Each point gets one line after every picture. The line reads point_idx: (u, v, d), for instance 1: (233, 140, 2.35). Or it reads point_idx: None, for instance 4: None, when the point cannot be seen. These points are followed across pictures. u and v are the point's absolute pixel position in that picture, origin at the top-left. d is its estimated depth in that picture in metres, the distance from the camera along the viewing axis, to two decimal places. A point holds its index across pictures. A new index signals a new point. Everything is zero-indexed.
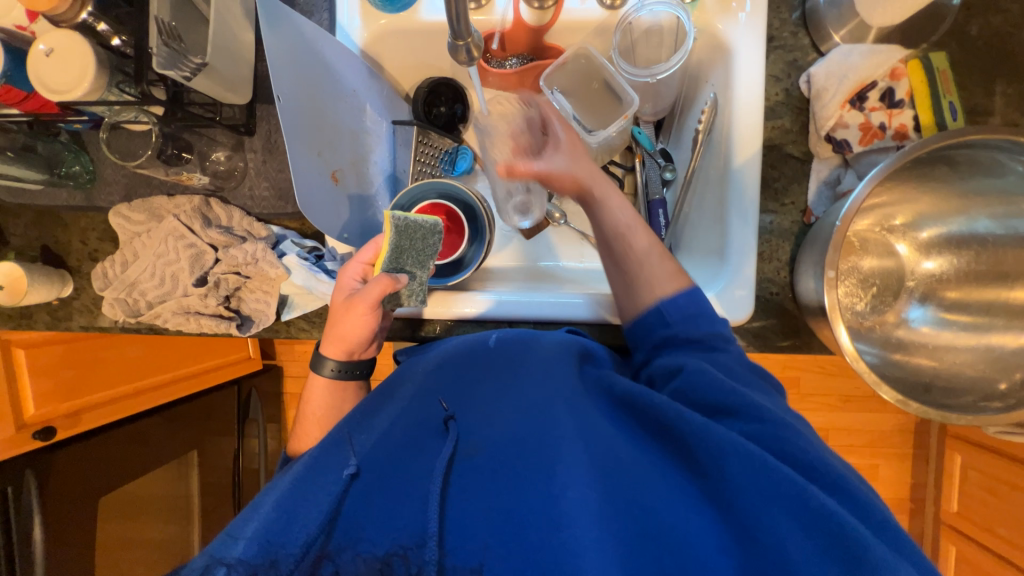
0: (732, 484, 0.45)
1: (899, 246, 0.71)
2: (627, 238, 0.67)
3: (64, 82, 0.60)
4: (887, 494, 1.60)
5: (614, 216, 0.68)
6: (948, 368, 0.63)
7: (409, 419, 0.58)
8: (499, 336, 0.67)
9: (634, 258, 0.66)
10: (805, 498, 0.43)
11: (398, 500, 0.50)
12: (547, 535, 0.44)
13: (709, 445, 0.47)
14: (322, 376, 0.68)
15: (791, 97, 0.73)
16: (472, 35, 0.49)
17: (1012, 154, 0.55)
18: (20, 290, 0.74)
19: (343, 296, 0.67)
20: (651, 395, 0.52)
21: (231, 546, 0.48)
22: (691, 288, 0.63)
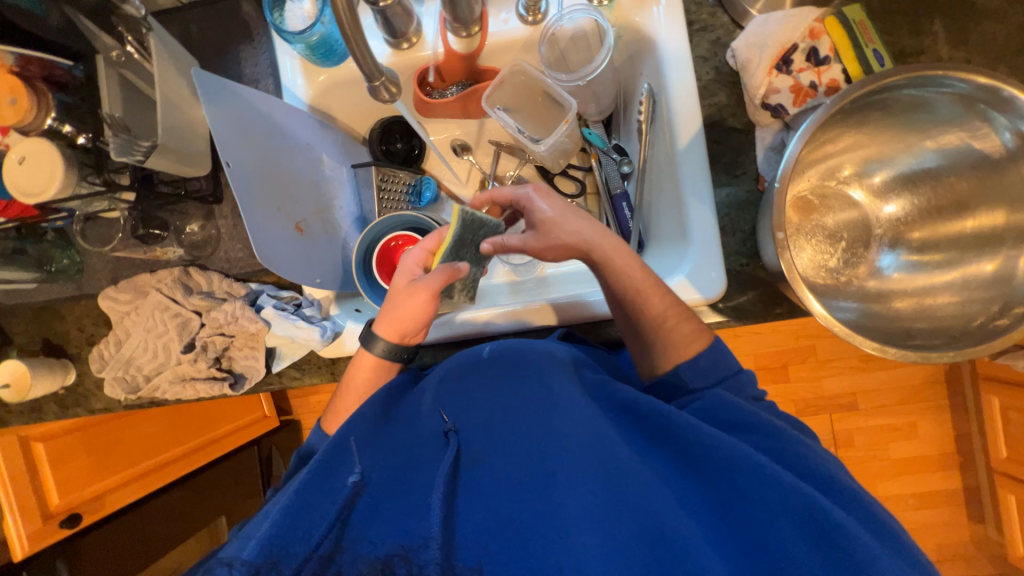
0: (737, 491, 0.46)
1: (856, 194, 0.71)
2: (641, 300, 0.63)
3: (38, 184, 0.64)
4: (932, 451, 1.53)
5: (619, 283, 0.64)
6: (926, 310, 0.62)
7: (411, 440, 0.59)
8: (492, 348, 0.65)
9: (648, 324, 0.63)
10: (799, 495, 0.44)
11: (402, 506, 0.52)
12: (546, 540, 0.46)
13: (717, 456, 0.48)
14: (372, 354, 0.67)
15: (722, 74, 0.75)
16: (385, 74, 0.54)
17: (931, 90, 0.56)
18: (25, 385, 0.78)
19: (405, 280, 0.69)
20: (658, 403, 0.52)
21: (240, 548, 0.50)
22: (713, 348, 0.61)
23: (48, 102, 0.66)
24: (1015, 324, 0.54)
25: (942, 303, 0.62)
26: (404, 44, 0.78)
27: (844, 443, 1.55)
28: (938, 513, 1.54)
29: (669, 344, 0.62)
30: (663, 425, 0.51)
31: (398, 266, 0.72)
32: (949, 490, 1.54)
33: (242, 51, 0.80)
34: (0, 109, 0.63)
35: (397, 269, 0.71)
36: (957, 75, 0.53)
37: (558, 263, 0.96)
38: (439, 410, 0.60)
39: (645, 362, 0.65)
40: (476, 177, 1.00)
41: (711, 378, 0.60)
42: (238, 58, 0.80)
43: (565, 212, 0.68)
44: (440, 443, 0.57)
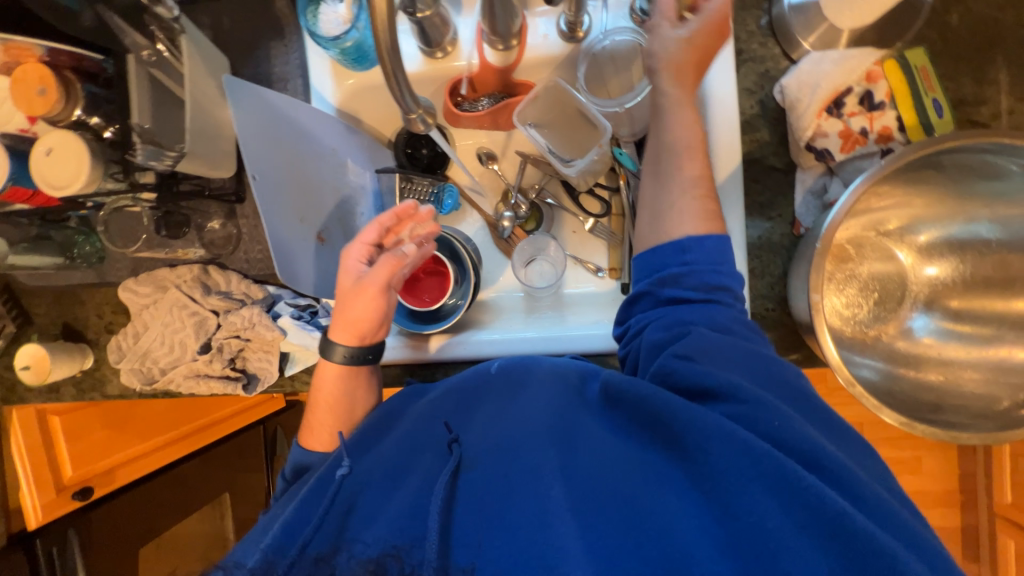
0: (714, 467, 0.44)
1: (898, 252, 0.68)
2: (678, 158, 0.57)
3: (64, 179, 0.64)
4: (934, 488, 1.51)
5: (676, 128, 0.58)
6: (955, 381, 0.61)
7: (405, 437, 0.57)
8: (501, 363, 0.62)
9: (676, 181, 0.57)
10: (772, 459, 0.42)
11: (399, 507, 0.51)
12: (535, 536, 0.45)
13: (693, 432, 0.45)
14: (333, 361, 0.67)
15: (767, 108, 0.72)
16: (422, 106, 0.52)
17: (1006, 159, 0.53)
18: (45, 369, 0.79)
19: (351, 280, 0.66)
20: (636, 384, 0.49)
21: (244, 554, 0.52)
22: (723, 234, 0.55)
23: (76, 94, 0.64)
24: None
25: (970, 379, 0.60)
26: (439, 53, 0.76)
27: None
28: None
29: (685, 220, 0.55)
30: (637, 402, 0.49)
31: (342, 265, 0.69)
32: (947, 529, 1.52)
33: (273, 48, 0.78)
34: (29, 98, 0.61)
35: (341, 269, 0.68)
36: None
37: (578, 282, 0.94)
38: (434, 410, 0.59)
39: (648, 233, 0.58)
40: (500, 188, 0.98)
41: (708, 280, 0.53)
42: (268, 55, 0.78)
43: (699, 32, 0.58)
44: (440, 453, 0.55)
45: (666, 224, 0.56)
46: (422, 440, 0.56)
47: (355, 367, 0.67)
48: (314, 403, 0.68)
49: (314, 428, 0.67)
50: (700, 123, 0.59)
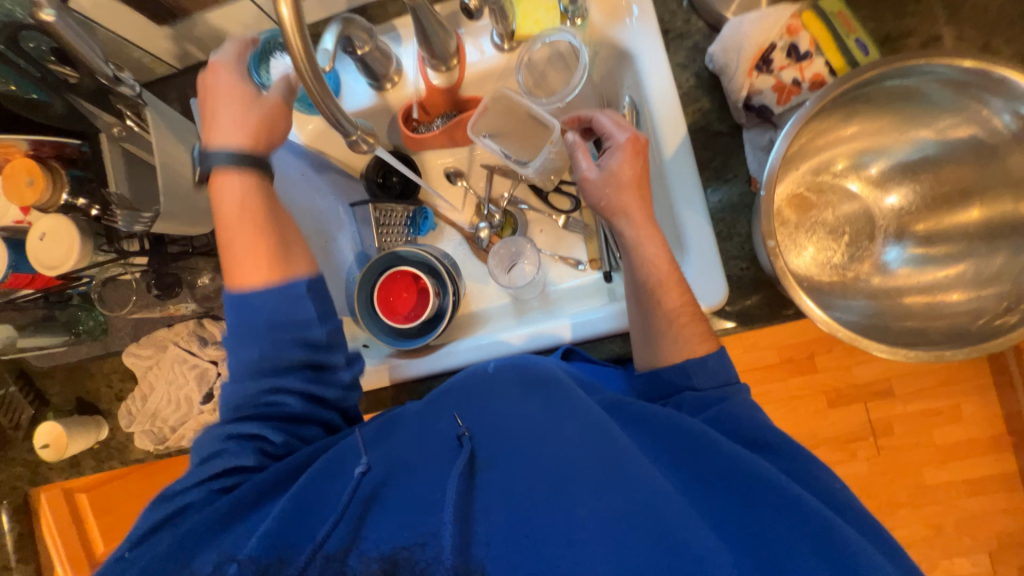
0: (759, 512, 0.47)
1: (854, 186, 0.69)
2: (657, 293, 0.66)
3: (59, 260, 0.68)
4: (981, 434, 1.31)
5: (646, 270, 0.67)
6: (937, 305, 0.60)
7: (416, 433, 0.58)
8: (497, 363, 0.65)
9: (662, 316, 0.65)
10: (816, 514, 0.46)
11: (412, 500, 0.51)
12: (557, 544, 0.46)
13: (741, 477, 0.50)
14: (229, 171, 0.65)
15: (702, 79, 0.74)
16: (360, 126, 0.56)
17: (918, 78, 0.55)
18: (62, 444, 0.82)
19: (233, 84, 0.66)
20: (689, 422, 0.55)
21: (240, 543, 0.49)
22: (720, 351, 0.63)
23: (59, 180, 0.67)
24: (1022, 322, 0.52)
25: (953, 299, 0.59)
26: (387, 84, 0.81)
27: (880, 433, 1.33)
28: (991, 499, 1.33)
29: (681, 348, 0.64)
30: (651, 420, 0.57)
31: (211, 84, 0.66)
32: None
33: None
34: (20, 190, 0.66)
35: (213, 84, 0.66)
36: (944, 62, 0.52)
37: (563, 278, 0.96)
38: (450, 408, 0.59)
39: (648, 356, 0.68)
40: (472, 202, 1.01)
41: (717, 379, 0.61)
42: None
43: (625, 173, 0.68)
44: (453, 447, 0.55)
45: (660, 351, 0.66)
46: (444, 444, 0.56)
47: (247, 169, 0.65)
48: (225, 237, 0.65)
49: (233, 264, 0.64)
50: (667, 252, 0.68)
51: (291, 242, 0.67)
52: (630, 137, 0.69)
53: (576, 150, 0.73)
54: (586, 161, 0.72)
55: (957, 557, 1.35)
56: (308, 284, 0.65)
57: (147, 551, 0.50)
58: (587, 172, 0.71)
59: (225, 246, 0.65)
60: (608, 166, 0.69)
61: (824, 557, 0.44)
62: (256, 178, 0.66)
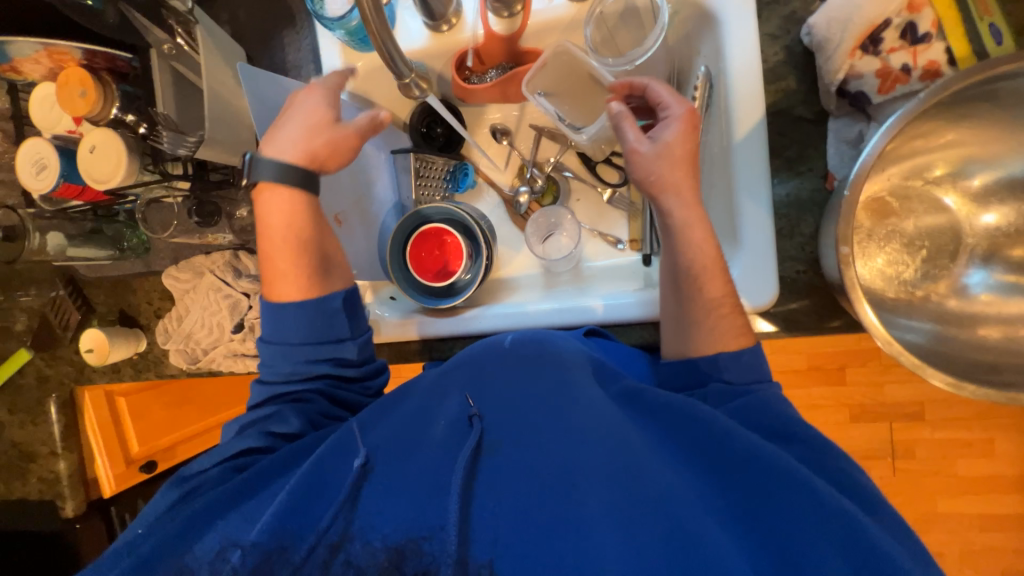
0: (779, 510, 0.45)
1: (948, 199, 0.62)
2: (699, 280, 0.62)
3: (105, 173, 0.69)
4: (1012, 472, 1.24)
5: (689, 252, 0.63)
6: (1020, 340, 0.54)
7: (420, 408, 0.60)
8: (514, 337, 0.66)
9: (700, 304, 0.62)
10: (840, 513, 0.44)
11: (415, 484, 0.52)
12: (561, 538, 0.46)
13: (760, 477, 0.47)
14: (274, 175, 0.65)
15: (794, 54, 0.66)
16: (415, 70, 0.54)
17: None
18: (105, 351, 0.87)
19: (317, 106, 0.67)
20: (701, 410, 0.52)
21: (244, 529, 0.50)
22: (755, 346, 0.60)
23: (111, 94, 0.68)
24: None
25: None
26: (444, 26, 0.76)
27: (903, 456, 1.28)
28: (1005, 538, 1.28)
29: (716, 340, 0.61)
30: (664, 410, 0.55)
31: (295, 100, 0.68)
32: None
33: (286, 36, 0.81)
34: (71, 100, 0.65)
35: (296, 100, 0.68)
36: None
37: (600, 255, 0.92)
38: (458, 389, 0.60)
39: (676, 343, 0.65)
40: (515, 163, 0.96)
41: (746, 375, 0.58)
42: (282, 45, 0.81)
43: (676, 147, 0.64)
44: (461, 427, 0.56)
45: (692, 340, 0.63)
46: (452, 425, 0.56)
47: (296, 186, 0.66)
48: (269, 249, 0.67)
49: (273, 271, 0.66)
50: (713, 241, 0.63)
51: (329, 263, 0.68)
52: (681, 109, 0.65)
53: (622, 121, 0.66)
54: (635, 131, 0.66)
55: None
56: (345, 297, 0.67)
57: (161, 527, 0.52)
58: (637, 144, 0.65)
59: (268, 258, 0.67)
60: (661, 138, 0.65)
61: (847, 562, 0.42)
62: (300, 197, 0.66)
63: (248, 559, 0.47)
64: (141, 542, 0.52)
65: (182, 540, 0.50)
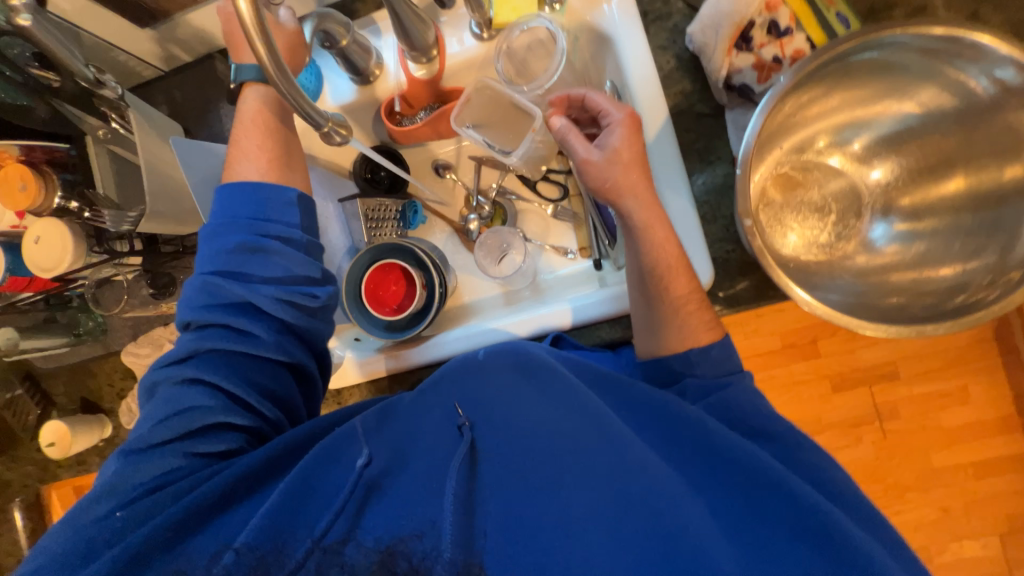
0: (758, 508, 0.47)
1: (835, 160, 0.68)
2: (664, 279, 0.64)
3: (53, 259, 0.69)
4: (987, 415, 1.29)
5: (652, 253, 0.65)
6: (925, 280, 0.59)
7: (409, 424, 0.58)
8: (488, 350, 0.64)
9: (670, 304, 0.64)
10: (816, 511, 0.45)
11: (411, 492, 0.51)
12: (554, 535, 0.46)
13: (740, 470, 0.49)
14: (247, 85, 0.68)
15: (683, 60, 0.74)
16: (331, 119, 0.56)
17: (880, 50, 0.55)
18: (66, 442, 0.85)
19: None
20: (690, 411, 0.54)
21: (236, 530, 0.49)
22: (724, 338, 0.62)
23: (52, 184, 0.69)
24: (1005, 294, 0.52)
25: (940, 273, 0.59)
26: (370, 78, 0.82)
27: (885, 417, 1.31)
28: (1000, 482, 1.29)
29: (687, 336, 0.63)
30: (654, 407, 0.56)
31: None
32: None
33: (221, 107, 0.85)
34: (14, 195, 0.67)
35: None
36: (911, 31, 0.52)
37: (553, 267, 0.96)
38: (448, 394, 0.60)
39: (650, 344, 0.67)
40: (461, 194, 1.01)
41: (718, 367, 0.61)
42: (219, 115, 0.85)
43: (624, 151, 0.66)
44: (452, 436, 0.55)
45: (664, 341, 0.65)
46: (445, 434, 0.55)
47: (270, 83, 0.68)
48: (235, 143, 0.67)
49: (239, 164, 0.65)
50: (673, 239, 0.65)
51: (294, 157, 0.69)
52: (624, 114, 0.67)
53: (568, 133, 0.68)
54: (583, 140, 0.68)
55: (967, 541, 1.31)
56: (299, 195, 0.65)
57: (141, 520, 0.49)
58: (590, 153, 0.67)
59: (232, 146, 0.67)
60: (607, 145, 0.67)
61: (824, 556, 0.43)
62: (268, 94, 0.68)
63: (242, 564, 0.46)
64: (123, 537, 0.48)
65: (177, 537, 0.48)
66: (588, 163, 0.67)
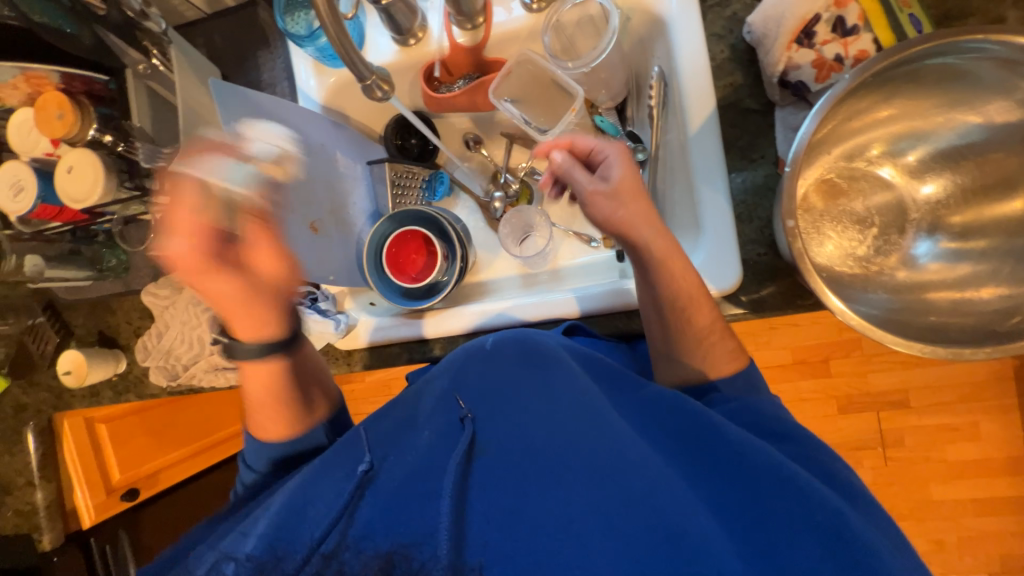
0: (765, 506, 0.46)
1: (886, 172, 0.66)
2: (681, 308, 0.63)
3: (83, 192, 0.70)
4: (996, 454, 1.26)
5: (671, 282, 0.63)
6: (966, 302, 0.57)
7: (409, 417, 0.62)
8: (496, 337, 0.64)
9: (691, 335, 0.63)
10: (827, 509, 0.44)
11: (402, 496, 0.54)
12: (549, 541, 0.47)
13: (747, 468, 0.48)
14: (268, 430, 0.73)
15: (738, 51, 0.71)
16: (376, 73, 0.56)
17: (958, 56, 0.52)
18: (83, 373, 0.87)
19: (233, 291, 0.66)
20: (692, 403, 0.53)
21: (239, 542, 0.52)
22: (751, 372, 0.62)
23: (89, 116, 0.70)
24: None
25: (986, 296, 0.56)
26: (411, 40, 0.80)
27: (890, 445, 1.29)
28: (999, 521, 1.27)
29: (711, 369, 0.63)
30: (655, 402, 0.56)
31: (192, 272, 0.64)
32: None
33: (260, 57, 0.85)
34: (50, 123, 0.67)
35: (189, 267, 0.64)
36: (994, 38, 0.49)
37: (576, 254, 0.93)
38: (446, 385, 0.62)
39: (669, 349, 0.66)
40: (489, 170, 0.99)
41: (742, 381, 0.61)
42: (257, 64, 0.85)
43: (626, 181, 0.64)
44: (453, 426, 0.58)
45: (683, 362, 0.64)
46: (448, 428, 0.58)
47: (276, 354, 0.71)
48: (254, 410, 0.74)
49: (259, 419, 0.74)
50: (692, 269, 0.63)
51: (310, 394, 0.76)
52: (621, 148, 0.67)
53: (569, 167, 0.66)
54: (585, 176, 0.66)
55: None
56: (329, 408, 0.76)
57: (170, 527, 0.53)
58: (597, 184, 0.65)
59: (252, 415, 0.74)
60: (611, 176, 0.65)
61: (832, 556, 0.42)
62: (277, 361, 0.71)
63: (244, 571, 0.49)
64: None
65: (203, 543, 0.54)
66: (596, 194, 0.64)
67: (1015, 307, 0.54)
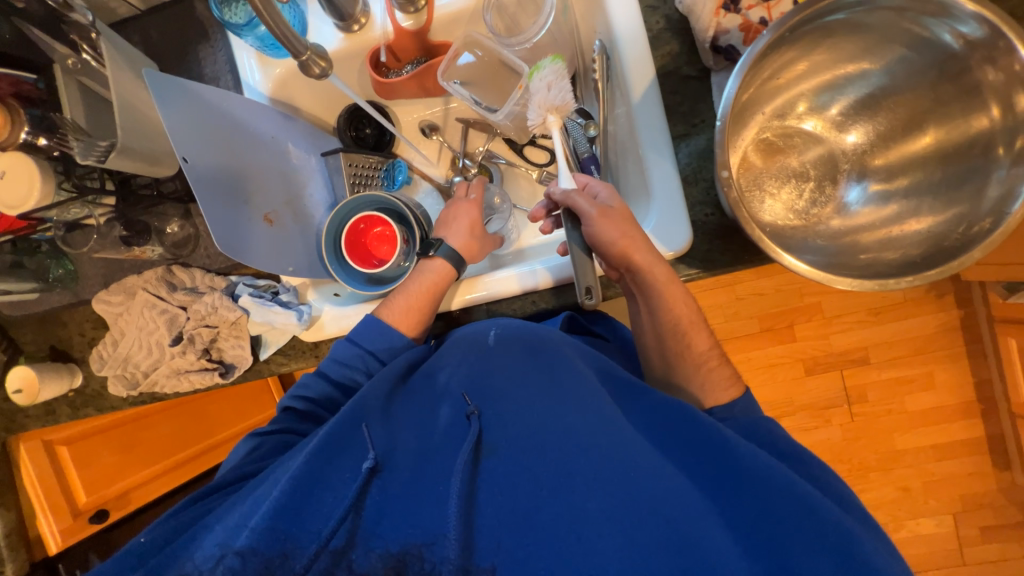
0: (772, 515, 0.49)
1: (808, 123, 0.70)
2: (681, 328, 0.67)
3: (18, 197, 0.66)
4: (951, 400, 1.34)
5: (670, 310, 0.66)
6: (895, 241, 0.61)
7: (417, 418, 0.61)
8: (497, 331, 0.68)
9: (690, 360, 0.67)
10: (836, 527, 0.48)
11: (409, 502, 0.53)
12: (564, 538, 0.50)
13: (760, 482, 0.51)
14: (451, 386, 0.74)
15: (673, 21, 0.74)
16: (311, 48, 0.55)
17: (862, 8, 0.56)
18: (35, 389, 0.82)
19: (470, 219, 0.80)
20: (712, 422, 0.55)
21: (235, 533, 0.51)
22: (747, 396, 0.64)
23: (20, 118, 0.67)
24: (974, 245, 0.54)
25: (911, 232, 0.61)
26: (355, 26, 0.80)
27: (853, 399, 1.36)
28: (957, 463, 1.35)
29: (709, 394, 0.65)
30: (672, 413, 0.58)
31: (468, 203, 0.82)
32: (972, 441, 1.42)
33: (201, 51, 0.83)
34: None
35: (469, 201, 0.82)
36: None
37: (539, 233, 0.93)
38: (457, 384, 0.63)
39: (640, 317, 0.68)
40: (447, 156, 1.00)
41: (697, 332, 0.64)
42: (198, 59, 0.83)
43: (617, 207, 0.65)
44: (462, 423, 0.59)
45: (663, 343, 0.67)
46: (455, 425, 0.59)
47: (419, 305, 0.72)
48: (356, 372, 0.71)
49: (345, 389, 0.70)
50: (690, 297, 0.67)
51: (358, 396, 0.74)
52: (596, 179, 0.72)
53: (572, 196, 0.66)
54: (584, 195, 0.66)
55: (922, 518, 1.37)
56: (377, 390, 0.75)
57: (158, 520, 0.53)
58: (606, 205, 0.65)
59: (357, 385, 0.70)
60: (609, 202, 0.66)
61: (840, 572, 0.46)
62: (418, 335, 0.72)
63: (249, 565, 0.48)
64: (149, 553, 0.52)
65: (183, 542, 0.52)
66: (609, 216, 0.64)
67: (935, 241, 0.58)
